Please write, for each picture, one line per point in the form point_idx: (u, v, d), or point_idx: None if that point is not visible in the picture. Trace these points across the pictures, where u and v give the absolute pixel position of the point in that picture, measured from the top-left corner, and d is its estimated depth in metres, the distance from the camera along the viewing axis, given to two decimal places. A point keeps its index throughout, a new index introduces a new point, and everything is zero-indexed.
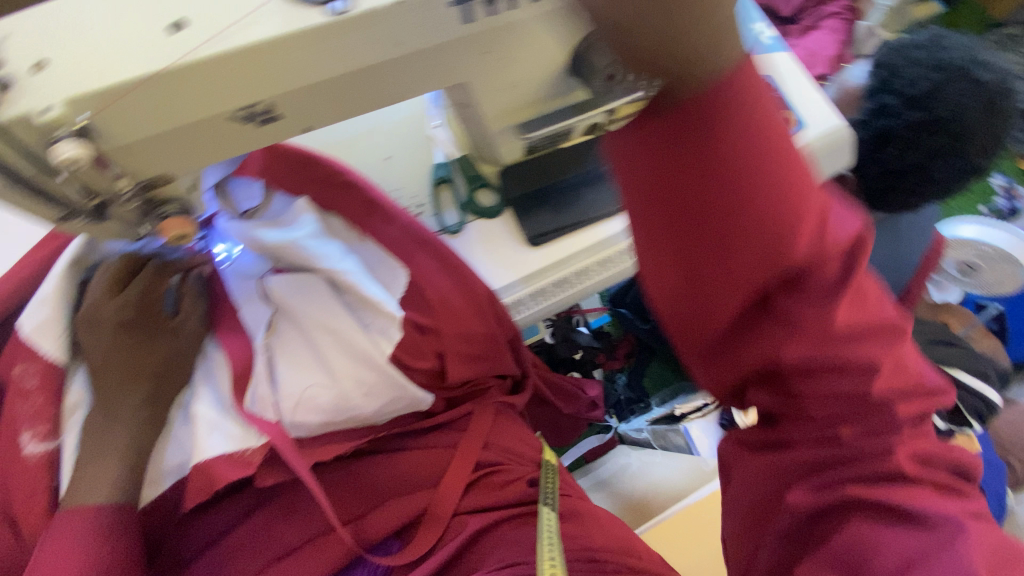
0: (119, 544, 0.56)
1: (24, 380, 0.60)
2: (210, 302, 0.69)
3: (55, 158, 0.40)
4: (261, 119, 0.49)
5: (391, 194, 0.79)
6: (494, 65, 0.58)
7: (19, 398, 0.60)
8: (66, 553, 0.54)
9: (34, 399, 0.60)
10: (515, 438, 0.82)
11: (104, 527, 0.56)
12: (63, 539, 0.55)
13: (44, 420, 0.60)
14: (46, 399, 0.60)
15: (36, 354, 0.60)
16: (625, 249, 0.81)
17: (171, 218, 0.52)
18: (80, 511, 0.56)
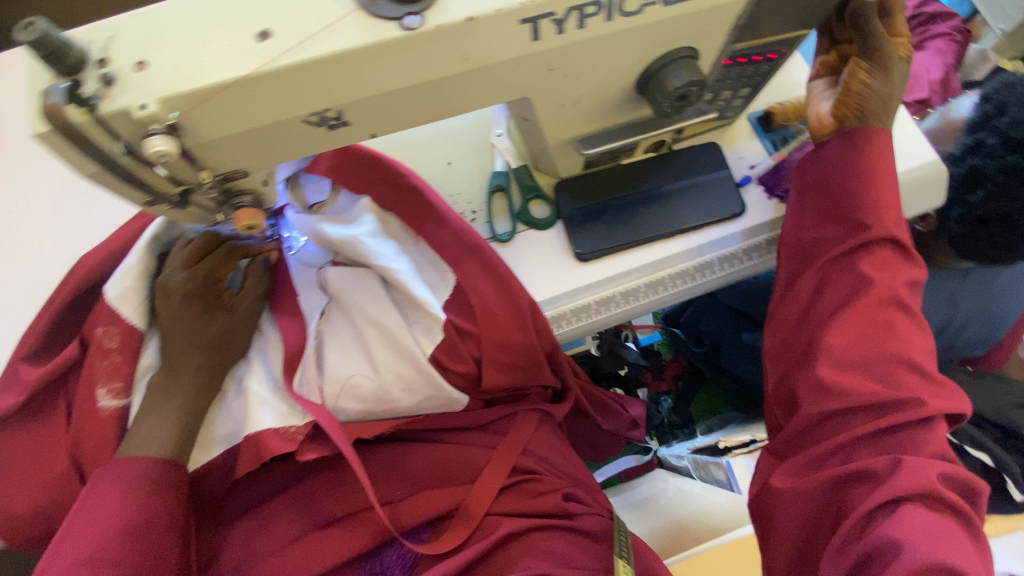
0: (164, 498, 0.60)
1: (106, 340, 0.65)
2: (271, 281, 0.75)
3: (146, 149, 0.44)
4: (330, 124, 0.52)
5: (449, 198, 0.81)
6: (560, 80, 0.57)
7: (98, 356, 0.65)
8: (120, 497, 0.58)
9: (113, 358, 0.65)
10: (550, 446, 0.82)
11: (155, 479, 0.60)
12: (114, 485, 0.59)
13: (119, 377, 0.66)
14: (124, 359, 0.66)
15: (117, 317, 0.65)
16: (678, 272, 0.78)
17: (245, 207, 0.56)
18: (134, 462, 0.60)
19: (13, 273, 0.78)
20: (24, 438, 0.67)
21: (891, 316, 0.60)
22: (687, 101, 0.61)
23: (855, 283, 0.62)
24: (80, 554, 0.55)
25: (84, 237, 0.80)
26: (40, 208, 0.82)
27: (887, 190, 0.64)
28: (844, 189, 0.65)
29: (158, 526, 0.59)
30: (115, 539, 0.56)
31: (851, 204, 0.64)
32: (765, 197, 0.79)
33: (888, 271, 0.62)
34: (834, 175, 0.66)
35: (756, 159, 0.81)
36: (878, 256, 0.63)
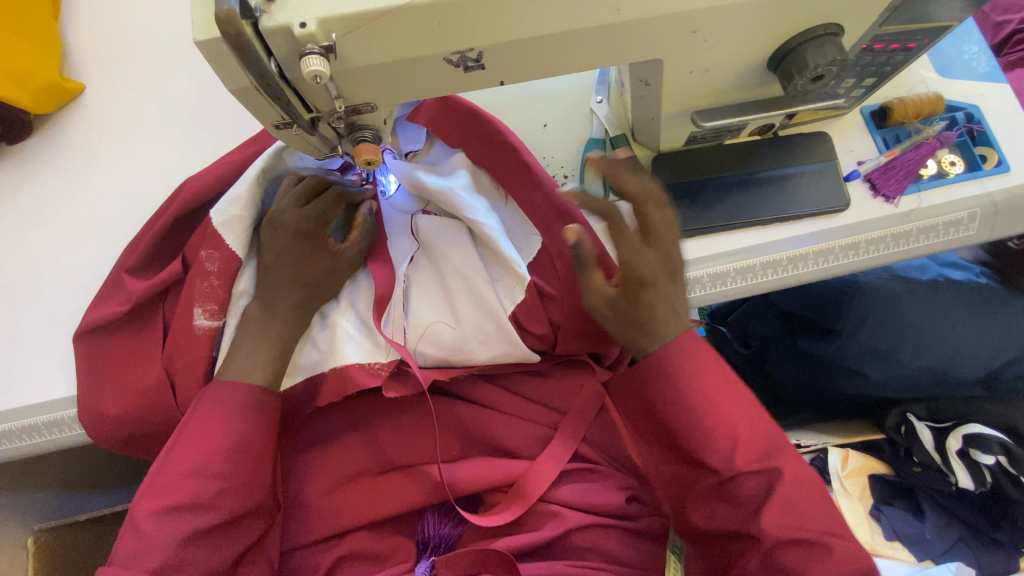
0: (260, 423, 0.62)
1: (208, 262, 0.67)
2: (373, 239, 0.73)
3: (303, 69, 0.45)
4: (468, 66, 0.51)
5: (544, 160, 0.80)
6: (697, 44, 0.56)
7: (201, 277, 0.67)
8: (218, 419, 0.61)
9: (212, 281, 0.67)
10: (612, 436, 0.78)
11: (250, 404, 0.62)
12: (218, 405, 0.61)
13: (214, 301, 0.67)
14: (221, 284, 0.67)
15: (222, 243, 0.67)
16: (769, 261, 0.76)
17: (366, 142, 0.56)
18: (234, 385, 0.62)
19: (116, 191, 0.81)
20: (123, 347, 0.70)
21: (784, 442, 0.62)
22: (823, 81, 0.59)
23: (760, 451, 0.61)
24: (188, 466, 0.59)
25: (185, 163, 0.82)
26: (145, 130, 0.84)
27: (723, 398, 0.62)
28: (694, 413, 0.62)
29: (254, 450, 0.61)
30: (219, 456, 0.59)
31: (723, 421, 0.61)
32: (869, 194, 0.76)
33: (755, 442, 0.61)
34: (669, 382, 0.63)
35: (867, 154, 0.78)
36: (751, 489, 0.60)
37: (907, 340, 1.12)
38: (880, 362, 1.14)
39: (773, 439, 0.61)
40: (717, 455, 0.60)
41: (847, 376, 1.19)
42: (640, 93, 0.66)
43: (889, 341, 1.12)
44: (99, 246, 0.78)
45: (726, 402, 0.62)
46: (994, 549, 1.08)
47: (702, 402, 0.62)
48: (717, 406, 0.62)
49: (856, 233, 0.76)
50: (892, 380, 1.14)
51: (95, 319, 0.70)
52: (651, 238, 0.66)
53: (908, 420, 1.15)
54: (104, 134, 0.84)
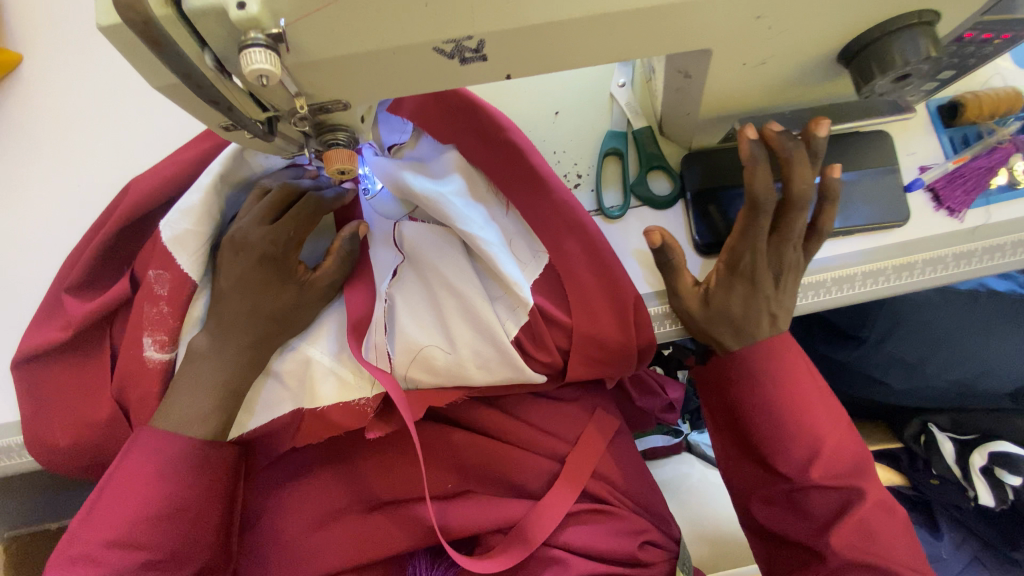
0: (194, 481, 0.58)
1: (158, 285, 0.59)
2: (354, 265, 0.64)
3: (242, 66, 0.34)
4: (465, 57, 0.40)
5: (554, 156, 0.69)
6: (754, 32, 0.44)
7: (150, 302, 0.59)
8: (144, 482, 0.56)
9: (162, 308, 0.59)
10: (619, 467, 0.72)
11: (181, 463, 0.57)
12: (141, 463, 0.56)
13: (165, 330, 0.59)
14: (172, 312, 0.59)
15: (173, 263, 0.58)
16: (810, 282, 0.66)
17: (338, 147, 0.45)
18: (163, 440, 0.57)
19: (54, 185, 0.70)
20: (71, 371, 0.63)
21: (864, 457, 0.60)
22: (906, 81, 0.47)
23: (843, 466, 0.58)
24: (107, 533, 0.55)
25: (133, 152, 0.71)
26: (86, 110, 0.72)
27: (811, 409, 0.59)
28: (773, 421, 0.59)
29: (187, 512, 0.57)
30: (143, 522, 0.55)
31: (806, 434, 0.58)
32: (931, 206, 0.66)
33: (839, 455, 0.58)
34: (744, 386, 0.61)
35: (931, 158, 0.67)
36: (822, 504, 0.58)
37: (940, 348, 0.90)
38: (904, 373, 0.93)
39: (856, 455, 0.59)
40: (787, 464, 0.59)
41: (867, 387, 0.98)
42: (677, 83, 0.54)
43: (918, 351, 0.91)
44: (36, 250, 0.68)
45: (817, 416, 0.59)
46: (1013, 571, 0.92)
47: (789, 411, 0.59)
48: (801, 415, 0.59)
49: (911, 252, 0.65)
50: (917, 392, 0.93)
51: (36, 343, 0.62)
52: (778, 238, 0.57)
53: (929, 431, 0.97)
54: (38, 116, 0.72)
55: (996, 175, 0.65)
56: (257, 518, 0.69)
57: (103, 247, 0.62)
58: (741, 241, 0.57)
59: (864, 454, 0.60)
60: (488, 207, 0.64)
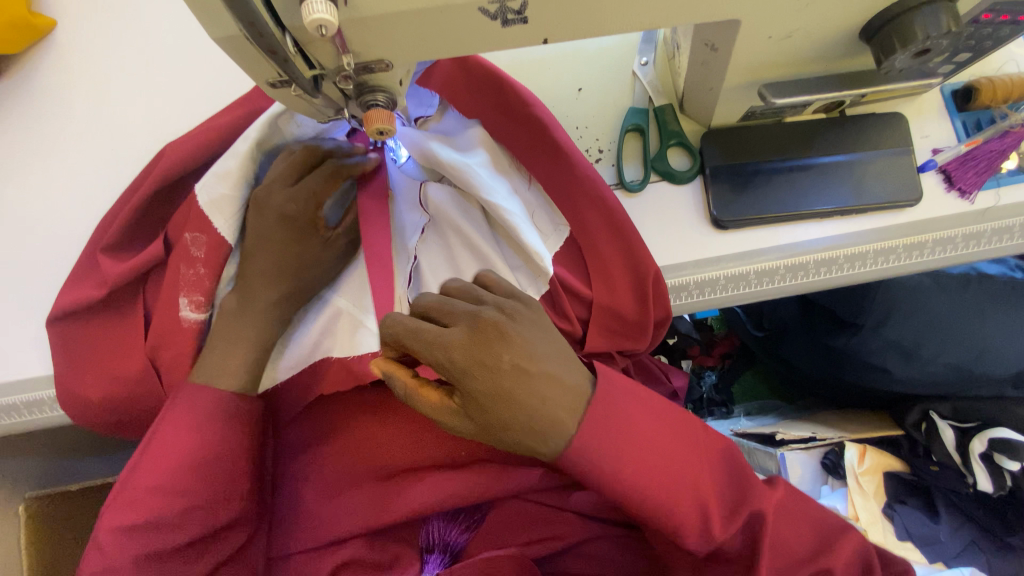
0: (228, 430, 0.59)
1: (193, 247, 0.61)
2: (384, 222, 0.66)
3: (303, 17, 0.35)
4: (507, 19, 0.41)
5: (576, 132, 0.71)
6: (787, 2, 0.45)
7: (186, 263, 0.61)
8: (182, 432, 0.57)
9: (199, 270, 0.61)
10: None
11: (217, 413, 0.59)
12: (183, 413, 0.58)
13: (200, 291, 0.62)
14: (207, 273, 0.61)
15: (209, 226, 0.60)
16: (824, 259, 0.68)
17: (378, 108, 0.47)
18: (202, 393, 0.59)
19: (85, 150, 0.72)
20: (103, 330, 0.65)
21: (729, 449, 0.55)
22: (926, 55, 0.49)
23: (729, 487, 0.54)
24: (149, 480, 0.56)
25: (165, 119, 0.72)
26: (121, 78, 0.74)
27: (663, 483, 0.50)
28: (607, 483, 0.50)
29: (221, 461, 0.58)
30: (182, 467, 0.57)
31: (620, 443, 0.50)
32: (942, 187, 0.67)
33: (672, 480, 0.51)
34: (610, 477, 0.50)
35: (943, 142, 0.69)
36: (737, 544, 0.54)
37: (935, 332, 0.91)
38: (903, 359, 0.93)
39: (693, 488, 0.51)
40: (699, 539, 0.52)
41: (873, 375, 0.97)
42: (703, 57, 0.56)
43: (914, 335, 0.92)
44: (66, 214, 0.70)
45: (639, 425, 0.51)
46: (1009, 555, 0.95)
47: (624, 487, 0.50)
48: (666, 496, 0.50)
49: (921, 231, 0.67)
50: (916, 380, 0.94)
51: (71, 301, 0.64)
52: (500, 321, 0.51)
53: (929, 419, 0.98)
54: (71, 81, 0.74)
55: (1006, 159, 0.67)
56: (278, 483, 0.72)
57: (138, 208, 0.64)
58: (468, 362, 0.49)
59: (710, 437, 0.54)
60: (512, 178, 0.66)
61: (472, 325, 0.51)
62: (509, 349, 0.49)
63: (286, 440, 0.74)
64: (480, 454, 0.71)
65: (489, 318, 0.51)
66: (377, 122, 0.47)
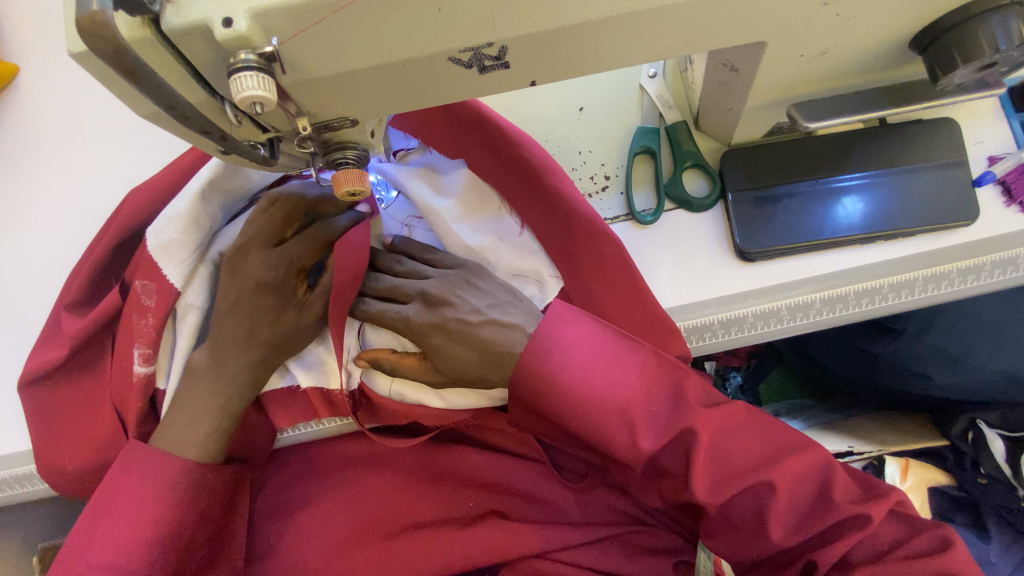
0: (189, 500, 0.54)
1: (145, 295, 0.55)
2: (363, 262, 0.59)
3: (232, 93, 0.29)
4: (484, 65, 0.35)
5: (580, 157, 0.64)
6: (823, 17, 0.38)
7: (138, 314, 0.55)
8: (139, 502, 0.52)
9: (150, 319, 0.55)
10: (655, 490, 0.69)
11: (175, 480, 0.53)
12: (135, 484, 0.53)
13: (147, 343, 0.56)
14: (158, 322, 0.56)
15: (158, 273, 0.54)
16: (866, 289, 0.61)
17: (347, 168, 0.41)
18: (161, 460, 0.54)
19: (52, 201, 0.67)
20: (77, 391, 0.61)
21: (679, 381, 0.52)
22: (993, 68, 0.41)
23: (665, 410, 0.51)
24: (102, 555, 0.51)
25: (132, 160, 0.68)
26: (87, 120, 0.69)
27: (599, 388, 0.50)
28: (551, 392, 0.51)
29: (183, 536, 0.53)
30: (129, 501, 0.52)
31: (555, 353, 0.51)
32: (1002, 202, 0.59)
33: (616, 380, 0.51)
34: (552, 395, 0.51)
35: (1000, 148, 0.60)
36: (673, 456, 0.50)
37: (985, 338, 0.77)
38: (946, 365, 0.78)
39: (627, 398, 0.50)
40: (629, 452, 0.50)
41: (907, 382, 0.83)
42: (721, 77, 0.49)
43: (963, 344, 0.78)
44: (36, 272, 0.66)
45: (577, 342, 0.52)
46: None
47: (561, 400, 0.51)
48: (611, 393, 0.50)
49: (978, 253, 0.59)
50: (961, 390, 0.79)
51: (38, 367, 0.60)
52: (441, 332, 0.54)
53: (977, 428, 0.82)
54: (35, 127, 0.69)
55: None
56: (265, 550, 0.66)
57: (101, 263, 0.59)
58: (424, 337, 0.54)
59: (659, 360, 0.52)
60: (488, 219, 0.59)
61: (422, 299, 0.55)
62: (458, 320, 0.54)
63: (274, 497, 0.68)
64: (493, 509, 0.66)
65: (437, 295, 0.55)
66: (347, 185, 0.40)
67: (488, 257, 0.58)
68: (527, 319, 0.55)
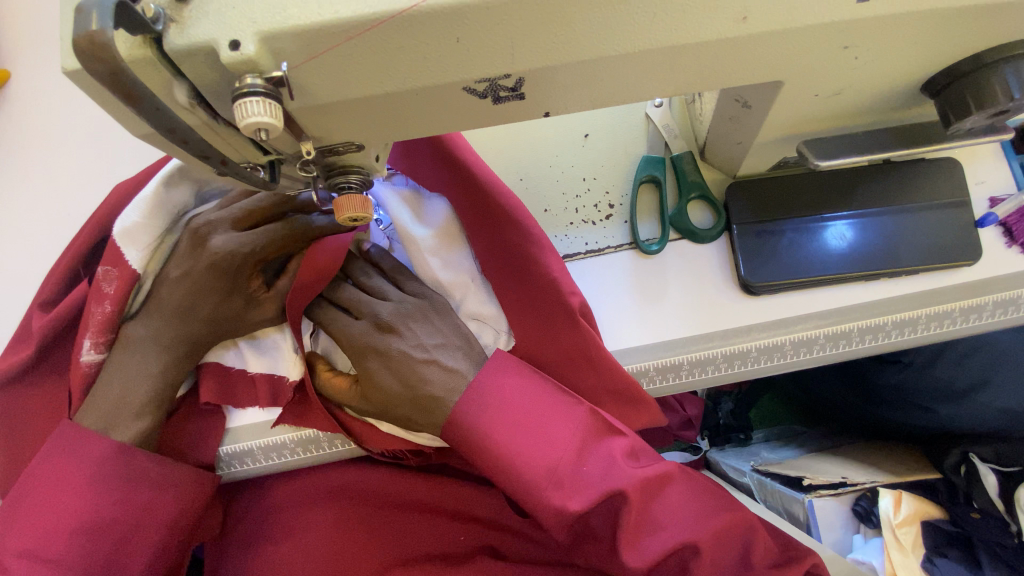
0: (134, 494, 0.51)
1: (105, 284, 0.52)
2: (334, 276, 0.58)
3: (238, 118, 0.28)
4: (500, 97, 0.34)
5: (585, 184, 0.63)
6: (840, 62, 0.37)
7: (96, 301, 0.52)
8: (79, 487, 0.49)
9: (107, 309, 0.52)
10: None
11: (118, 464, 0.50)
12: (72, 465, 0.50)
13: (99, 331, 0.53)
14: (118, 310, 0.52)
15: (120, 257, 0.52)
16: (868, 326, 0.60)
17: (349, 193, 0.39)
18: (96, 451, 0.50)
19: (37, 196, 0.65)
20: (46, 404, 0.58)
21: (613, 443, 0.50)
22: (1005, 115, 0.40)
23: (599, 468, 0.48)
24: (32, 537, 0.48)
25: (120, 165, 0.66)
26: (79, 121, 0.67)
27: (531, 447, 0.49)
28: (480, 450, 0.49)
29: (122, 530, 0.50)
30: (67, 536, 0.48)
31: (490, 404, 0.50)
32: (1003, 243, 0.59)
33: (549, 439, 0.49)
34: (478, 441, 0.49)
35: (1002, 190, 0.60)
36: (601, 517, 0.50)
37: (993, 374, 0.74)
38: (948, 398, 0.77)
39: (555, 462, 0.48)
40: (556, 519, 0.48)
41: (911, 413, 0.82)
42: (731, 112, 0.48)
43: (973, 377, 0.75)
44: (16, 278, 0.63)
45: (514, 399, 0.50)
46: None
47: (488, 456, 0.49)
48: (547, 444, 0.49)
49: (980, 294, 0.59)
50: (962, 423, 0.77)
51: (6, 377, 0.57)
52: (380, 358, 0.53)
53: (969, 461, 0.79)
54: (27, 118, 0.68)
55: None
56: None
57: (77, 262, 0.57)
58: (361, 368, 0.53)
59: (596, 420, 0.50)
60: (464, 255, 0.57)
61: (373, 321, 0.54)
62: (397, 359, 0.52)
63: (249, 527, 0.65)
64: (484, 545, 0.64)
65: (387, 323, 0.54)
66: (348, 213, 0.39)
67: (455, 294, 0.57)
68: (471, 367, 0.53)
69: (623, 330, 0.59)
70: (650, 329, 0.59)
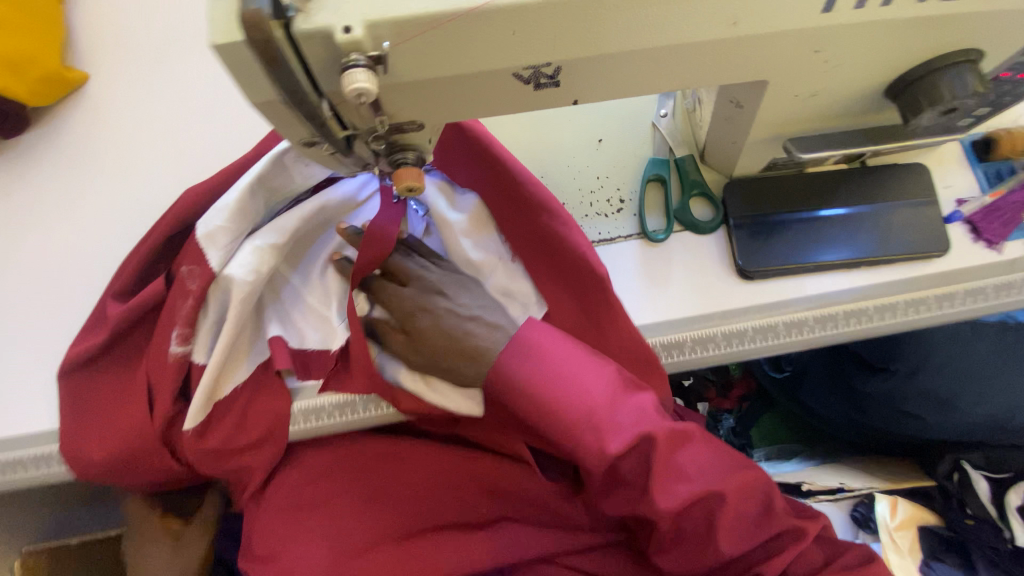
0: None
1: (189, 280, 0.59)
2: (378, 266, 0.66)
3: (344, 85, 0.36)
4: (541, 83, 0.42)
5: (599, 182, 0.71)
6: (816, 66, 0.46)
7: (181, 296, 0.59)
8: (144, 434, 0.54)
9: (190, 302, 0.59)
10: None
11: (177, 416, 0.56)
12: None
13: (184, 323, 0.59)
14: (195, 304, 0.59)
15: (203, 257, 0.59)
16: (853, 310, 0.67)
17: (407, 167, 0.47)
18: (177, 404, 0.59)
19: (111, 190, 0.73)
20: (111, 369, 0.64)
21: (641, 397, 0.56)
22: (954, 114, 0.49)
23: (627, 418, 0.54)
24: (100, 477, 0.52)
25: (185, 161, 0.74)
26: (149, 123, 0.76)
27: (568, 393, 0.55)
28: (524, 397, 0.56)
29: None
30: None
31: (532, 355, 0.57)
32: (970, 238, 0.67)
33: (583, 389, 0.55)
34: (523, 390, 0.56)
35: (967, 192, 0.69)
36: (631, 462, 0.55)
37: (971, 382, 0.81)
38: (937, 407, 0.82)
39: (590, 406, 0.54)
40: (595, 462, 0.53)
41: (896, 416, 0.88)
42: (728, 114, 0.57)
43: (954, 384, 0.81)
44: (85, 259, 0.70)
45: (553, 354, 0.57)
46: None
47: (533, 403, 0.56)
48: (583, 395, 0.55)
49: (951, 282, 0.67)
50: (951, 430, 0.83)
51: (78, 341, 0.63)
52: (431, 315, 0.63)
53: (961, 469, 0.86)
54: (103, 121, 0.76)
55: None
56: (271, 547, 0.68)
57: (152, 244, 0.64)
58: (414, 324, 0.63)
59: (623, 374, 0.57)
60: (492, 238, 0.65)
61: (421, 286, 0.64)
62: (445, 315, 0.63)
63: (278, 501, 0.69)
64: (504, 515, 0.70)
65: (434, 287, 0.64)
66: (409, 181, 0.46)
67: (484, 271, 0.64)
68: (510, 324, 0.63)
69: (631, 308, 0.66)
70: (657, 308, 0.65)
